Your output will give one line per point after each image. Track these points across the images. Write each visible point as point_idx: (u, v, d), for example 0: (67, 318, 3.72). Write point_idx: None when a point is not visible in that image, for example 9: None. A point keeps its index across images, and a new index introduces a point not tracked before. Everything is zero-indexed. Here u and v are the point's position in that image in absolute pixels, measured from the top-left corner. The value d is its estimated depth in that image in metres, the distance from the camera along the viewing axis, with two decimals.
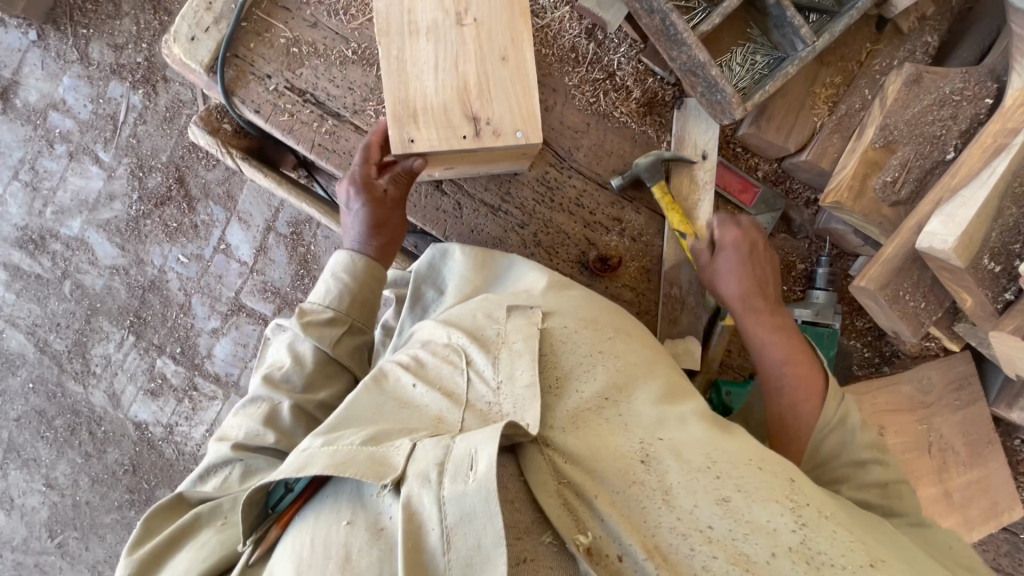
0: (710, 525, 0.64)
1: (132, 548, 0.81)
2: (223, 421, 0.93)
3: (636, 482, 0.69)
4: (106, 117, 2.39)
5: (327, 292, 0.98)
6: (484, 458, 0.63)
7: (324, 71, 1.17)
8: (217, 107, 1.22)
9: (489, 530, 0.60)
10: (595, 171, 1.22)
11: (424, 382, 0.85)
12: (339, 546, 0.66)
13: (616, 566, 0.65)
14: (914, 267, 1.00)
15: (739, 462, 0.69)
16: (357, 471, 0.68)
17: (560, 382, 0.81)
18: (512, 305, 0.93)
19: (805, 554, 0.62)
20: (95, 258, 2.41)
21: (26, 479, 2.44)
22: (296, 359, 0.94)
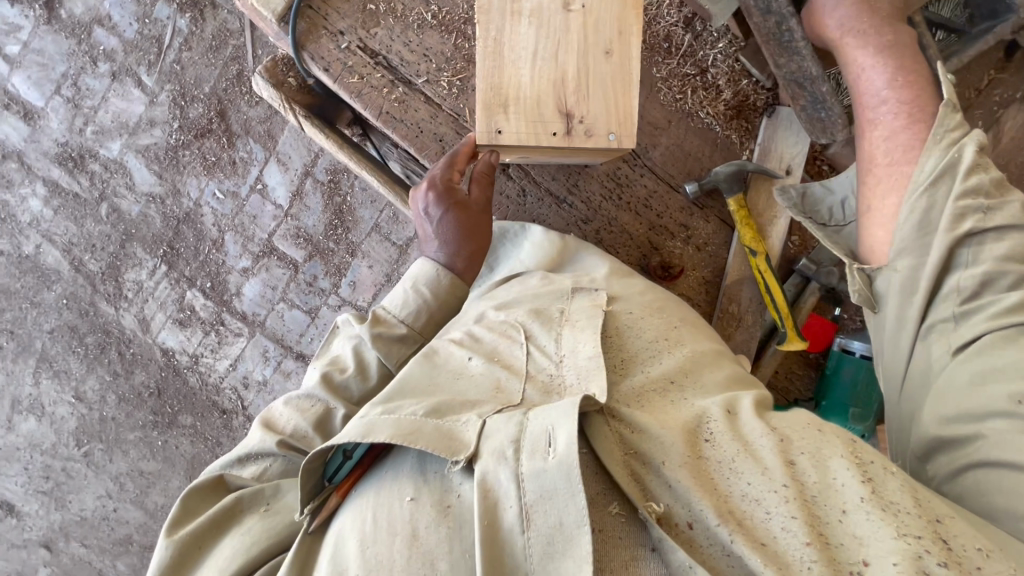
0: (784, 484, 0.60)
1: (173, 528, 0.78)
2: (273, 405, 0.89)
3: (701, 454, 0.65)
4: (151, 39, 2.32)
5: (403, 304, 0.94)
6: (564, 435, 0.62)
7: (400, 33, 1.10)
8: (283, 58, 1.16)
9: (572, 507, 0.59)
10: (669, 172, 1.16)
11: (480, 355, 0.83)
12: (405, 522, 0.65)
13: (688, 535, 0.60)
14: None
15: (803, 427, 0.67)
16: (427, 443, 0.67)
17: (625, 364, 0.81)
18: (575, 287, 0.94)
19: (879, 501, 0.57)
20: (132, 183, 2.40)
21: (57, 389, 2.54)
22: (361, 366, 0.91)
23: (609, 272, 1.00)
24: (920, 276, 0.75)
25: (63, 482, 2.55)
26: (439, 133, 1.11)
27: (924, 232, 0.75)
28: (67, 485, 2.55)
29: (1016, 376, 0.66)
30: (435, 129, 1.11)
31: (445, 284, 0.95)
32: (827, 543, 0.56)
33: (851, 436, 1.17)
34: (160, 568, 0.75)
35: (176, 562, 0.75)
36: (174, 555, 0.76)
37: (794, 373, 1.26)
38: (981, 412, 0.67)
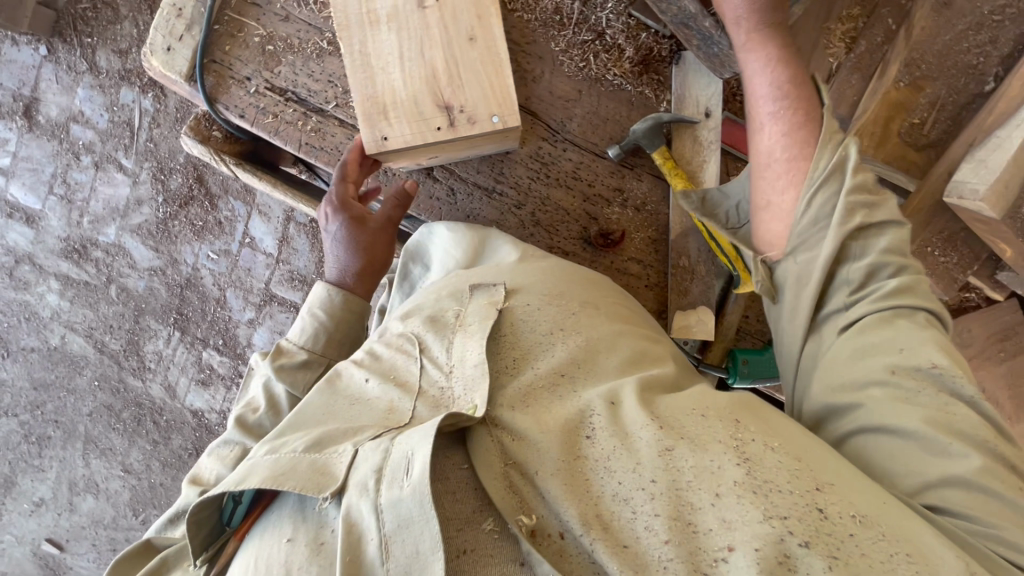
0: (651, 480, 0.59)
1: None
2: (198, 462, 0.91)
3: (581, 457, 0.63)
4: (122, 124, 2.45)
5: (305, 332, 0.99)
6: (418, 461, 0.61)
7: (302, 66, 1.14)
8: (204, 114, 1.21)
9: (426, 533, 0.58)
10: (592, 141, 1.16)
11: (377, 375, 0.80)
12: (280, 565, 0.65)
13: (558, 546, 0.59)
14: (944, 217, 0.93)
15: (683, 412, 0.65)
16: (296, 484, 0.66)
17: (519, 362, 0.75)
18: (475, 285, 0.87)
19: (751, 484, 0.57)
20: (133, 261, 2.54)
21: (106, 466, 2.69)
22: (273, 402, 0.93)
23: (518, 261, 0.96)
24: (813, 267, 0.74)
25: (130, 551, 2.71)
26: None
27: (818, 223, 0.73)
28: None
29: (890, 349, 0.66)
30: None
31: (337, 303, 1.01)
32: (692, 531, 0.56)
33: None
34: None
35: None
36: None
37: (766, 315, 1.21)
38: (860, 383, 0.66)
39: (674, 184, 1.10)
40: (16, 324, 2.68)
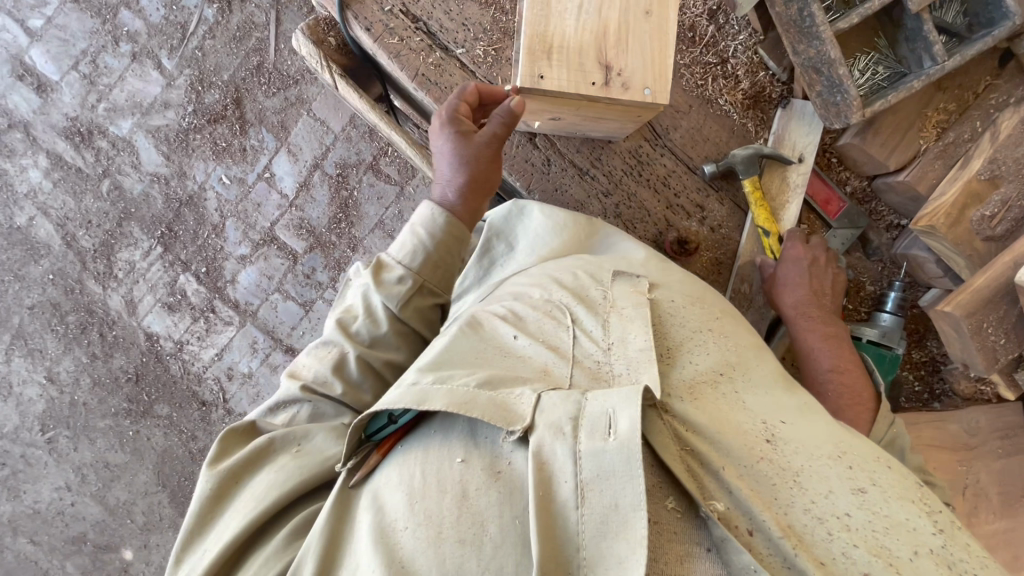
0: (846, 513, 0.59)
1: (215, 461, 0.81)
2: (297, 359, 0.94)
3: (763, 458, 0.64)
4: (176, 25, 2.33)
5: (404, 249, 0.97)
6: (626, 418, 0.58)
7: (443, 2, 1.15)
8: (325, 18, 1.20)
9: (630, 488, 0.55)
10: (689, 155, 1.21)
11: (526, 335, 0.81)
12: (455, 484, 0.62)
13: (745, 540, 0.58)
14: (1003, 302, 0.99)
15: (869, 460, 0.65)
16: (483, 413, 0.63)
17: (671, 354, 0.78)
18: (616, 272, 0.90)
19: (946, 558, 0.56)
20: (138, 162, 2.36)
21: (28, 368, 2.40)
22: (370, 313, 0.95)
23: (648, 258, 0.99)
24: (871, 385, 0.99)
25: (21, 470, 2.39)
26: None
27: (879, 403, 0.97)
28: (25, 473, 2.38)
29: None
30: None
31: (440, 224, 0.97)
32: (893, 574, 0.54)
33: None
34: (201, 498, 0.78)
35: (218, 491, 0.79)
36: (215, 485, 0.79)
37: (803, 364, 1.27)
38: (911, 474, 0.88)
39: (756, 214, 1.17)
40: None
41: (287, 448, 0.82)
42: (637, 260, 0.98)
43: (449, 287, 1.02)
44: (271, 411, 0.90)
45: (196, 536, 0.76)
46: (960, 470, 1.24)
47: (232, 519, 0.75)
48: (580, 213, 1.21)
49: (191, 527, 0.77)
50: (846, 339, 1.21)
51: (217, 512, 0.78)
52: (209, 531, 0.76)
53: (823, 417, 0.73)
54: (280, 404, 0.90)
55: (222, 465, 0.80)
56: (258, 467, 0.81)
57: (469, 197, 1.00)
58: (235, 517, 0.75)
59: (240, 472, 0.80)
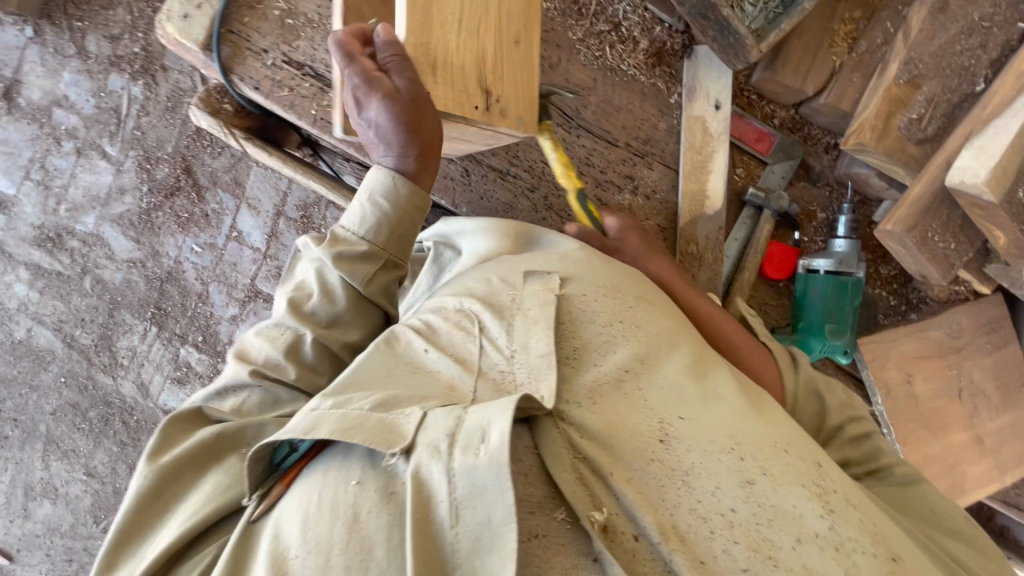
0: (732, 509, 0.64)
1: (154, 456, 0.77)
2: (245, 336, 0.88)
3: (655, 460, 0.68)
4: (109, 111, 2.22)
5: (362, 218, 0.88)
6: (497, 431, 0.62)
7: (322, 42, 1.14)
8: (216, 86, 1.20)
9: (500, 503, 0.59)
10: (605, 129, 1.19)
11: (436, 348, 0.80)
12: (347, 506, 0.64)
13: (631, 545, 0.63)
14: (944, 206, 0.97)
15: (767, 447, 0.68)
16: (365, 438, 0.66)
17: (577, 352, 0.78)
18: (528, 270, 0.87)
19: (830, 541, 0.62)
20: (111, 252, 2.30)
21: (66, 470, 2.44)
22: (326, 292, 0.87)
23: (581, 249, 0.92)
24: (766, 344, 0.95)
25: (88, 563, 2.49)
26: None
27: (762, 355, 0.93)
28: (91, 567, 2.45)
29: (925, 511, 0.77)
30: None
31: (399, 188, 0.88)
32: (770, 565, 0.60)
33: (834, 355, 1.19)
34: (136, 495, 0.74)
35: (154, 488, 0.75)
36: (152, 483, 0.75)
37: (769, 304, 1.26)
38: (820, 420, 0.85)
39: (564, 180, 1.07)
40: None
41: (233, 447, 0.79)
42: (556, 252, 0.92)
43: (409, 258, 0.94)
44: (217, 398, 0.84)
45: (127, 544, 0.73)
46: (950, 374, 1.22)
47: (170, 527, 0.73)
48: (510, 215, 1.20)
49: (121, 530, 0.74)
50: (806, 273, 1.19)
51: (153, 513, 0.75)
52: (146, 529, 0.74)
53: (731, 397, 0.74)
54: (228, 387, 0.84)
55: (164, 460, 0.76)
56: (196, 471, 0.77)
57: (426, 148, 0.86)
58: (176, 526, 0.72)
59: (177, 476, 0.76)
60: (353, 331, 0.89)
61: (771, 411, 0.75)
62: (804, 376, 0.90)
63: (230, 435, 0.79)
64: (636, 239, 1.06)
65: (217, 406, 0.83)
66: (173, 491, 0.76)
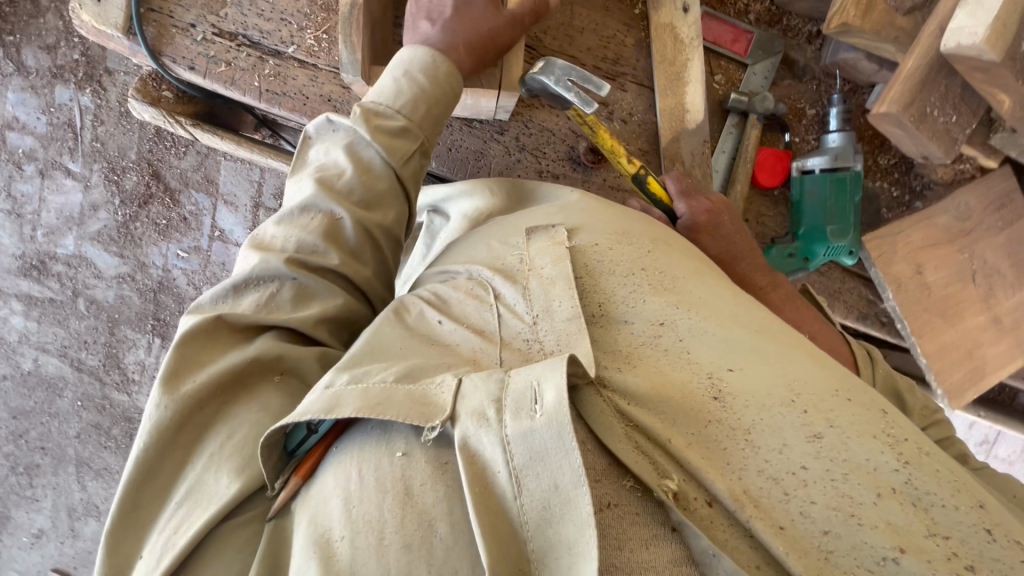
0: (802, 467, 0.55)
1: (171, 383, 0.62)
2: (261, 226, 0.73)
3: (712, 421, 0.58)
4: (63, 125, 1.99)
5: (391, 91, 0.79)
6: (551, 388, 0.50)
7: (249, 6, 1.05)
8: (150, 74, 1.13)
9: (567, 465, 0.48)
10: (571, 53, 1.11)
11: (451, 317, 0.68)
12: (396, 480, 0.52)
13: (706, 512, 0.53)
14: (940, 78, 0.89)
15: (827, 396, 0.59)
16: (399, 411, 0.54)
17: (604, 309, 0.68)
18: (530, 227, 0.76)
19: (910, 496, 0.53)
20: (98, 270, 2.15)
21: (104, 487, 2.42)
22: (361, 165, 0.76)
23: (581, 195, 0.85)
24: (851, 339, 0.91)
25: None
26: (325, 93, 1.08)
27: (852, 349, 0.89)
28: None
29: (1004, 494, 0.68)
30: (320, 90, 1.08)
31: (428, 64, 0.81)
32: (855, 524, 0.51)
33: (839, 256, 1.12)
34: (149, 434, 0.60)
35: (177, 424, 0.61)
36: (172, 416, 0.61)
37: (767, 215, 1.19)
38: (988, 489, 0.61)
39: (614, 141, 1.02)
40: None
41: (267, 378, 0.67)
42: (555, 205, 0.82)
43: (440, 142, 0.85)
44: (233, 296, 0.69)
45: (155, 484, 0.61)
46: (963, 258, 1.16)
47: (210, 472, 0.60)
48: (484, 162, 1.13)
49: (145, 466, 0.60)
50: (799, 176, 1.13)
51: (177, 455, 0.62)
52: (168, 483, 0.61)
53: (777, 343, 0.65)
54: (248, 282, 0.69)
55: (185, 388, 0.62)
56: (219, 415, 0.64)
57: (505, 19, 0.86)
58: (215, 476, 0.60)
59: (195, 419, 0.62)
60: (392, 212, 0.78)
61: (823, 358, 0.66)
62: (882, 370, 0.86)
63: (263, 360, 0.66)
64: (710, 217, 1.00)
65: (231, 313, 0.67)
66: (200, 426, 0.63)
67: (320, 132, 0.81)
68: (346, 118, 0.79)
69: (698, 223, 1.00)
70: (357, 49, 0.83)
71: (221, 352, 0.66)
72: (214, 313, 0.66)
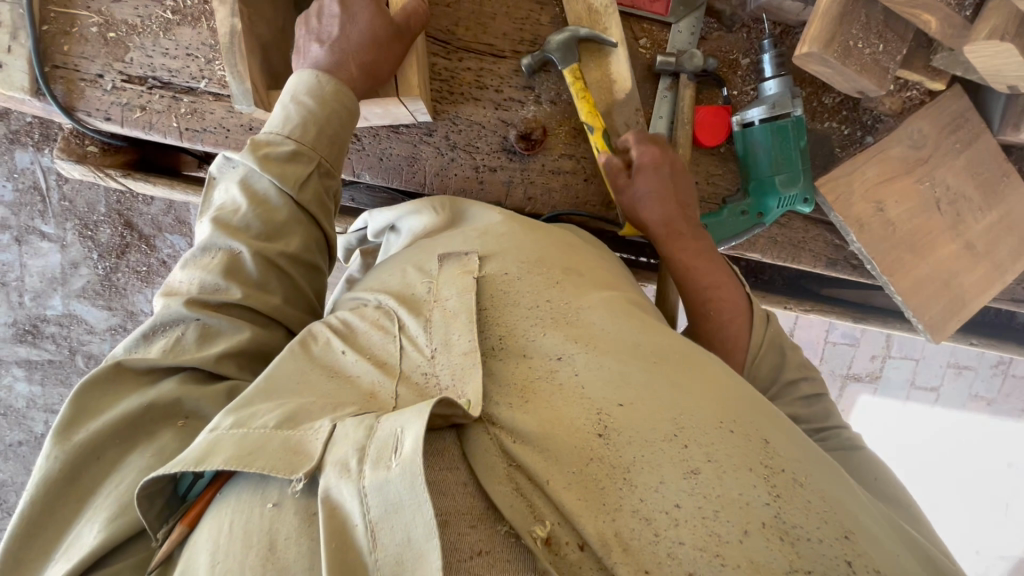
0: (676, 505, 0.56)
1: (65, 433, 0.69)
2: (170, 273, 0.80)
3: (594, 458, 0.60)
4: (30, 189, 1.91)
5: (284, 122, 0.86)
6: (410, 436, 0.55)
7: (153, 46, 1.03)
8: (72, 131, 1.12)
9: (419, 517, 0.52)
10: (487, 42, 1.08)
11: (355, 348, 0.72)
12: (262, 534, 0.55)
13: (576, 557, 0.56)
14: (860, 6, 0.85)
15: (710, 429, 0.61)
16: (266, 462, 0.57)
17: (505, 342, 0.71)
18: (443, 253, 0.81)
19: (777, 529, 0.55)
20: (90, 326, 2.09)
21: None
22: (256, 199, 0.82)
23: (501, 219, 0.87)
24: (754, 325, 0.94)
25: None
26: (245, 123, 1.06)
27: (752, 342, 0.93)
28: None
29: None
30: (240, 121, 1.06)
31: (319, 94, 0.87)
32: (718, 563, 0.53)
33: (794, 206, 1.08)
34: (46, 480, 0.66)
35: (69, 470, 0.67)
36: (67, 462, 0.67)
37: (716, 175, 1.15)
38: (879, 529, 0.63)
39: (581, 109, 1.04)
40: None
41: (168, 420, 0.73)
42: (477, 228, 0.86)
43: (338, 166, 0.90)
44: (144, 343, 0.76)
45: (41, 534, 0.66)
46: (923, 188, 1.12)
47: (87, 523, 0.65)
48: (417, 166, 1.11)
49: (30, 518, 0.65)
50: (742, 131, 1.09)
51: (69, 501, 0.67)
52: (60, 527, 0.66)
53: (670, 377, 0.66)
54: (155, 328, 0.76)
55: (77, 438, 0.68)
56: (115, 458, 0.70)
57: (390, 33, 0.90)
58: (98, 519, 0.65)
59: (90, 464, 0.68)
60: (293, 241, 0.83)
61: (722, 383, 0.67)
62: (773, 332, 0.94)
63: (159, 405, 0.72)
64: (653, 172, 1.00)
65: (134, 358, 0.74)
66: (94, 473, 0.68)
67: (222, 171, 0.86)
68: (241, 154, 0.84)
69: (643, 171, 1.00)
70: (244, 78, 0.89)
71: (118, 398, 0.72)
72: (118, 359, 0.74)
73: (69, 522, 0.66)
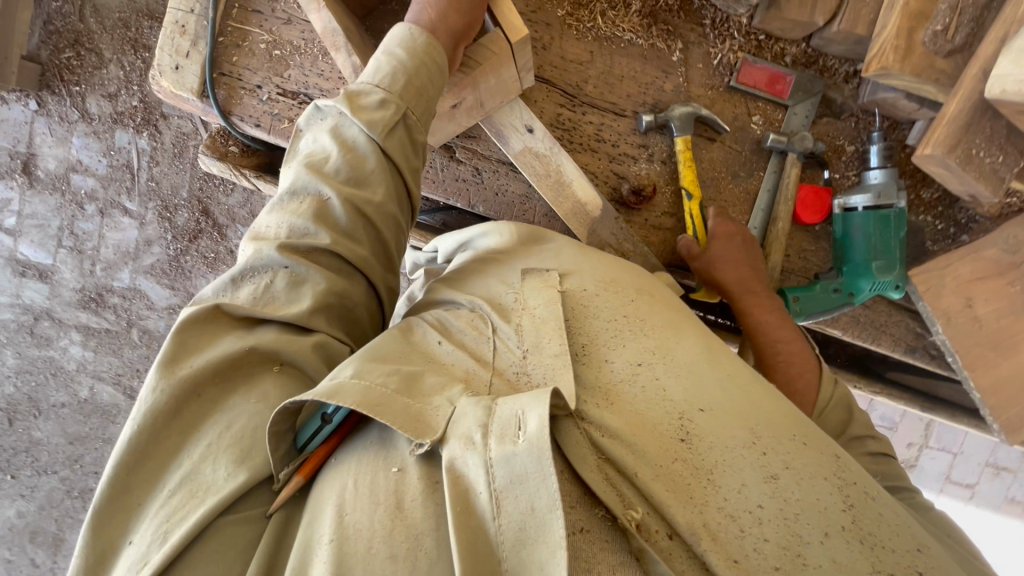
0: (759, 505, 0.62)
1: (170, 367, 0.71)
2: (258, 219, 0.82)
3: (679, 459, 0.65)
4: (121, 167, 2.00)
5: (378, 72, 0.87)
6: (534, 418, 0.58)
7: (309, 66, 1.13)
8: (220, 131, 1.23)
9: (544, 489, 0.56)
10: (610, 99, 1.16)
11: (451, 339, 0.77)
12: (388, 493, 0.61)
13: (666, 543, 0.61)
14: (986, 119, 0.91)
15: (787, 438, 0.67)
16: (395, 420, 0.63)
17: (588, 349, 0.74)
18: (525, 269, 0.84)
19: (856, 531, 0.62)
20: (151, 302, 2.15)
21: None
22: (345, 146, 0.84)
23: (578, 246, 0.90)
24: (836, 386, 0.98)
25: None
26: None
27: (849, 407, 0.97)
28: None
29: None
30: None
31: (415, 41, 0.89)
32: (800, 562, 0.60)
33: (886, 290, 1.13)
34: (153, 410, 0.68)
35: (176, 403, 0.69)
36: (170, 397, 0.69)
37: (808, 251, 1.20)
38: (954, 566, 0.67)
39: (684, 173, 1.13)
40: (8, 396, 2.24)
41: (265, 364, 0.75)
42: (547, 252, 0.88)
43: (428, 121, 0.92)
44: (232, 286, 0.78)
45: (144, 467, 0.68)
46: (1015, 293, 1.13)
47: (206, 463, 0.68)
48: (530, 204, 1.18)
49: (137, 445, 0.67)
50: (844, 213, 1.14)
51: (171, 435, 0.69)
52: (163, 458, 0.68)
53: (745, 391, 0.71)
54: (244, 273, 0.78)
55: (182, 373, 0.70)
56: (217, 394, 0.72)
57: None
58: (216, 465, 0.67)
59: (191, 400, 0.70)
60: (379, 190, 0.84)
61: (786, 403, 0.73)
62: (841, 391, 0.98)
63: (259, 350, 0.74)
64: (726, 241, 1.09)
65: (227, 302, 0.76)
66: (197, 409, 0.71)
67: (309, 121, 0.88)
68: (331, 104, 0.87)
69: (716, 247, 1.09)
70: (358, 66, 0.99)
71: (217, 339, 0.74)
72: (213, 302, 0.75)
73: (175, 453, 0.69)
